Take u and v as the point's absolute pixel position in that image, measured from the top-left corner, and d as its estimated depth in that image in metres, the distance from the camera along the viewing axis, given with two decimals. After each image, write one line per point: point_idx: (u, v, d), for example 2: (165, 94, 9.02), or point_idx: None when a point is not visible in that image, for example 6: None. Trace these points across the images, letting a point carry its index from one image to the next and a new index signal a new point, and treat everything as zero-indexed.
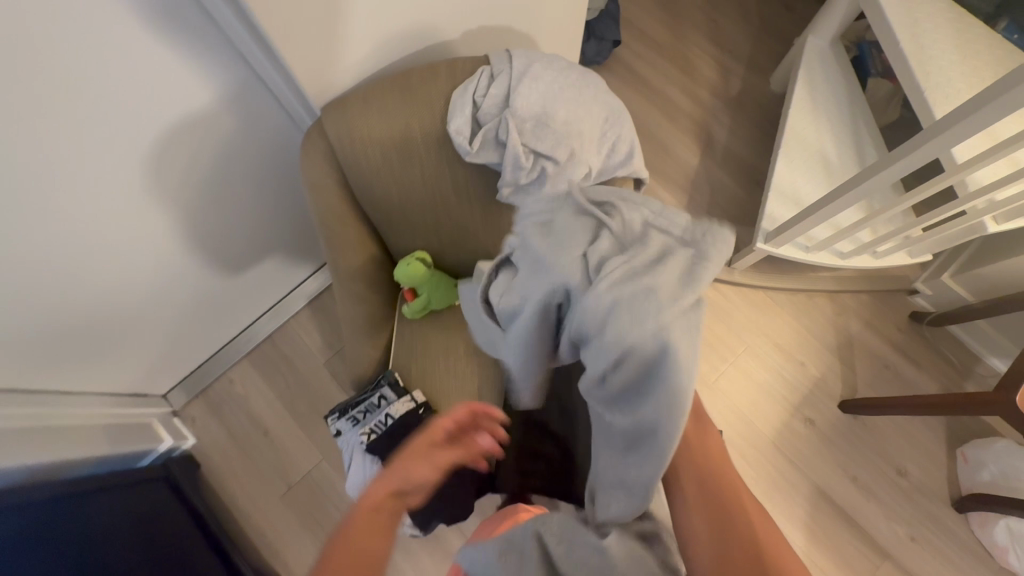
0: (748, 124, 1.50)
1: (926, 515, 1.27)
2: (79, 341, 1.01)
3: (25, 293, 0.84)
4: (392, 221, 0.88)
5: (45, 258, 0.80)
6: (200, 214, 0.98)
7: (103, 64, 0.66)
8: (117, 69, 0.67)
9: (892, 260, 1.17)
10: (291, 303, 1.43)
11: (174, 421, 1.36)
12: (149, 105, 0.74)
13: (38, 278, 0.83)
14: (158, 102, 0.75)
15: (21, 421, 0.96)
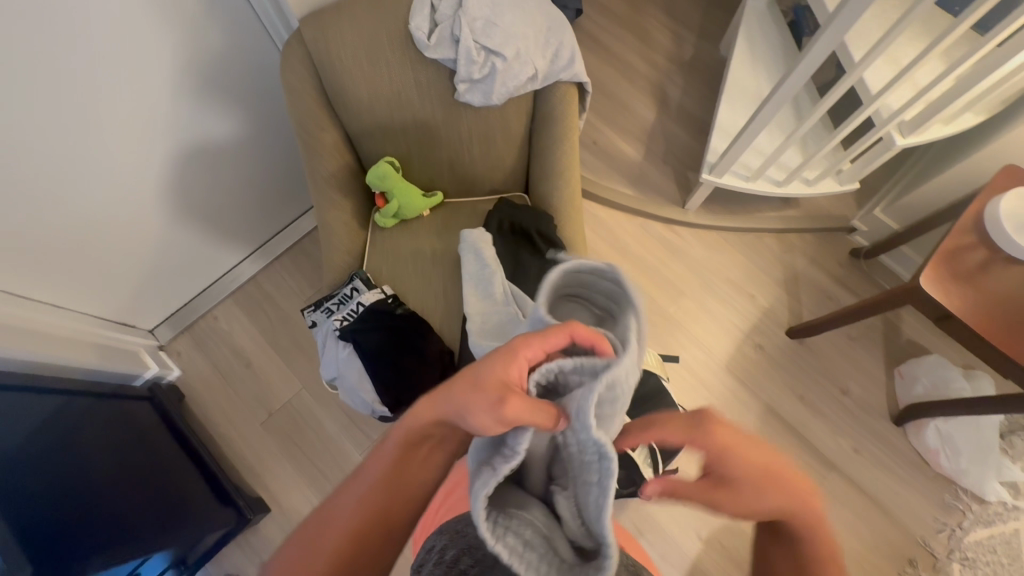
0: (699, 84, 1.64)
1: (867, 429, 1.36)
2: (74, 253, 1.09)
3: (27, 188, 0.92)
4: (365, 129, 0.97)
5: (44, 142, 0.89)
6: (187, 126, 1.07)
7: None
8: None
9: (821, 187, 1.30)
10: (275, 246, 1.52)
11: (160, 353, 1.42)
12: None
13: (40, 172, 0.91)
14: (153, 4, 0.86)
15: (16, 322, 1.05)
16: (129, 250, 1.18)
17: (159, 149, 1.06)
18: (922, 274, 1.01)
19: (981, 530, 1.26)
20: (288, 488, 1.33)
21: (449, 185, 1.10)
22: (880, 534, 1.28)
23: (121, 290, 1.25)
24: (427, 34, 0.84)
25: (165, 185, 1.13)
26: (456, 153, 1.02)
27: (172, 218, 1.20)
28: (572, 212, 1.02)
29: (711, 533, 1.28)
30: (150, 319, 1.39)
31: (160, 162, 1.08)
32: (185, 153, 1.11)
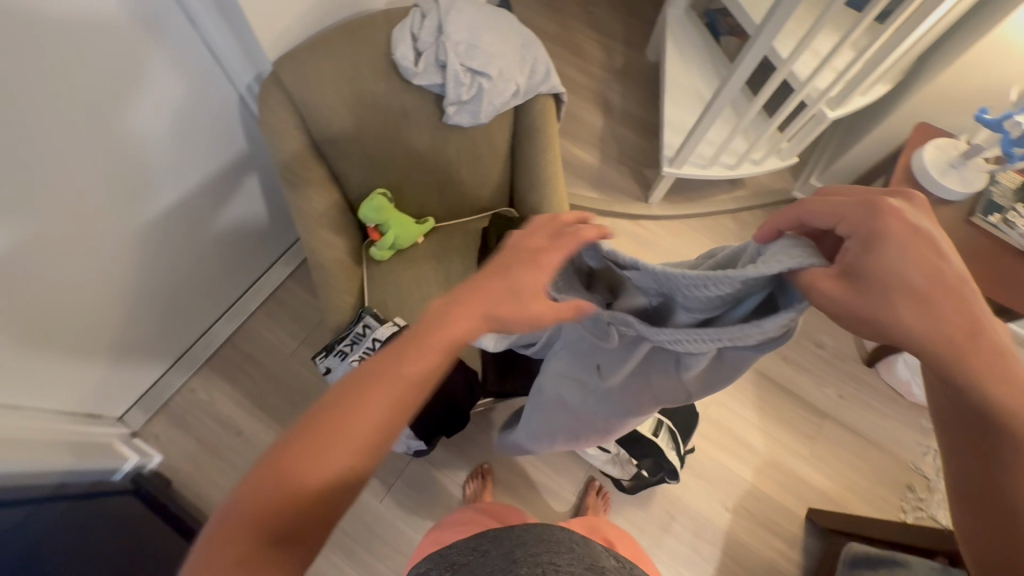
0: (636, 88, 1.76)
1: (845, 375, 1.49)
2: (46, 349, 0.98)
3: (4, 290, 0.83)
4: (351, 162, 0.97)
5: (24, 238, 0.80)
6: (163, 194, 1.01)
7: (81, 27, 0.72)
8: (93, 32, 0.73)
9: (768, 166, 1.42)
10: (247, 304, 1.44)
11: (135, 441, 1.29)
12: (118, 64, 0.79)
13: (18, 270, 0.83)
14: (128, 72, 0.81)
15: None
16: (98, 332, 1.07)
17: (134, 223, 0.99)
18: None
19: None
20: None
21: (439, 209, 1.10)
22: (878, 468, 1.40)
23: (89, 378, 1.13)
24: (411, 67, 0.86)
25: (136, 256, 1.04)
26: (444, 175, 1.03)
27: (140, 289, 1.10)
28: None
29: (736, 502, 1.34)
30: (119, 404, 1.26)
31: (135, 236, 1.01)
32: (162, 224, 1.05)
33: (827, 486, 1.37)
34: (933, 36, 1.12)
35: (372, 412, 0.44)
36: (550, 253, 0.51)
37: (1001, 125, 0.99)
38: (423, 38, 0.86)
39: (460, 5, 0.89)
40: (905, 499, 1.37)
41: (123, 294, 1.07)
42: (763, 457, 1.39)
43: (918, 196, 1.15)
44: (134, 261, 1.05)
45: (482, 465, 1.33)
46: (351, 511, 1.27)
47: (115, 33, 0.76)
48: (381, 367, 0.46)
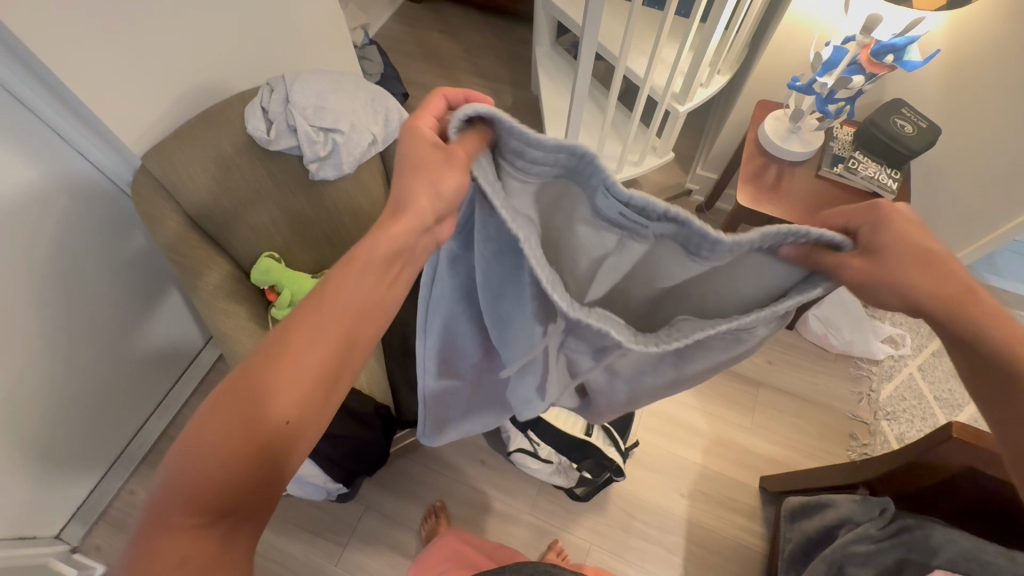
0: (527, 121, 1.90)
1: (771, 342, 1.55)
2: None
3: None
4: (232, 230, 1.03)
5: None
6: (61, 300, 1.04)
7: None
8: None
9: (648, 164, 1.53)
10: (179, 393, 1.46)
11: (76, 556, 1.26)
12: None
13: None
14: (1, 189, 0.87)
15: None
16: (19, 446, 1.07)
17: (37, 330, 1.02)
18: (738, 196, 1.23)
19: (888, 385, 1.48)
20: None
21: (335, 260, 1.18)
22: (819, 424, 1.43)
23: (15, 497, 1.11)
24: (265, 136, 0.94)
25: (43, 363, 1.05)
26: (329, 227, 1.11)
27: (56, 398, 1.11)
28: None
29: (690, 486, 1.35)
30: (54, 521, 1.24)
31: (40, 343, 1.03)
32: (65, 325, 1.07)
33: (774, 451, 1.40)
34: (749, 27, 1.27)
35: (294, 385, 0.42)
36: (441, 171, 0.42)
37: (811, 87, 1.12)
38: (272, 110, 0.95)
39: (303, 74, 0.99)
40: (851, 448, 1.40)
41: (40, 403, 1.08)
42: (708, 436, 1.41)
43: (772, 165, 1.26)
44: (45, 368, 1.06)
45: (435, 504, 1.32)
46: None
47: None
48: (282, 342, 0.43)
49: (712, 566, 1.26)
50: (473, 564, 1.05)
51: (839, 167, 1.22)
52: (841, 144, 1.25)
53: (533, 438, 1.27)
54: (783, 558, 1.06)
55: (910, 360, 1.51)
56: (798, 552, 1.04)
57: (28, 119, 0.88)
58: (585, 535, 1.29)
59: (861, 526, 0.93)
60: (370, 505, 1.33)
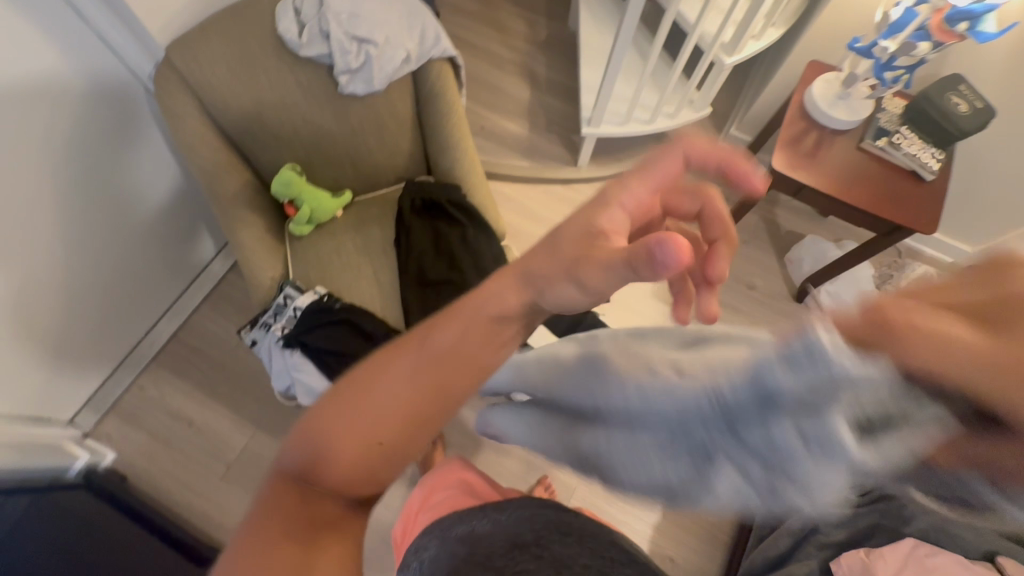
0: (563, 59, 1.82)
1: (779, 311, 1.56)
2: None
3: None
4: (252, 136, 0.99)
5: None
6: (85, 193, 1.04)
7: None
8: None
9: (682, 117, 1.48)
10: (189, 300, 1.47)
11: (88, 440, 1.31)
12: (20, 64, 0.84)
13: None
14: (30, 72, 0.86)
15: None
16: (38, 328, 1.08)
17: (64, 223, 1.03)
18: (772, 160, 1.21)
19: None
20: None
21: (354, 181, 1.14)
22: None
23: (36, 379, 1.16)
24: (294, 39, 0.91)
25: (63, 254, 1.06)
26: (349, 144, 1.07)
27: (71, 289, 1.12)
28: (475, 177, 1.12)
29: None
30: (67, 407, 1.28)
31: (66, 234, 1.04)
32: (87, 219, 1.08)
33: None
34: None
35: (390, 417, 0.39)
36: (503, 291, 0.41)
37: (871, 51, 1.05)
38: (306, 13, 0.92)
39: None
40: None
41: (60, 293, 1.10)
42: None
43: (812, 131, 1.23)
44: (69, 259, 1.08)
45: (432, 430, 1.37)
46: None
47: (8, 36, 0.81)
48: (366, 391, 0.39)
49: (690, 514, 1.33)
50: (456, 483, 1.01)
51: (882, 141, 1.18)
52: (889, 117, 1.21)
53: None
54: (756, 526, 1.09)
55: None
56: None
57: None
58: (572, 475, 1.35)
59: None
60: None
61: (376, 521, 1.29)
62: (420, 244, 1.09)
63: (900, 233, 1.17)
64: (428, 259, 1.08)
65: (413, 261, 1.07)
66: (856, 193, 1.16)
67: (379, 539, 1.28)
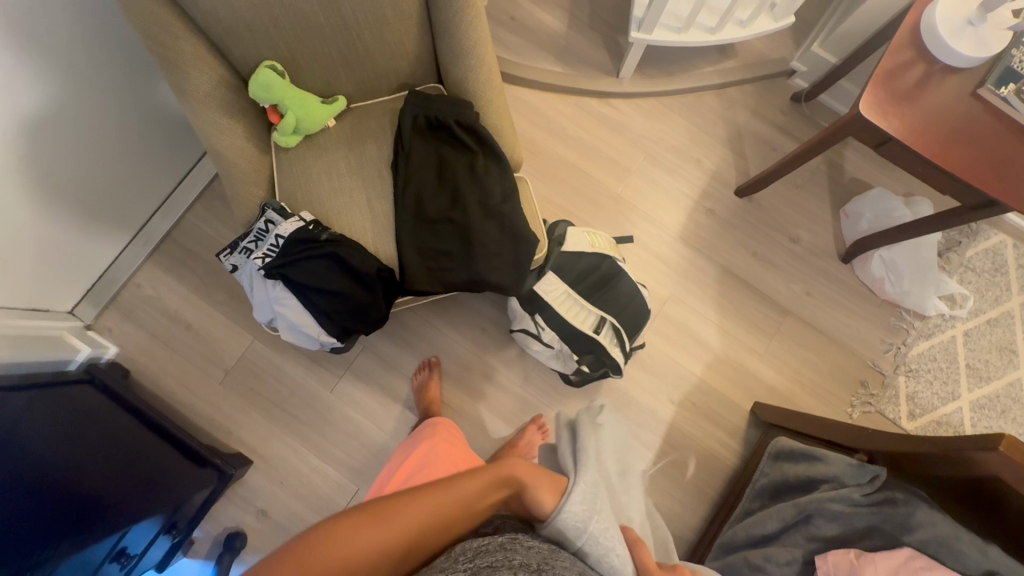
0: None
1: (820, 271, 1.41)
2: None
3: None
4: (224, 23, 0.82)
5: None
6: (36, 74, 0.90)
7: None
8: None
9: (756, 28, 1.21)
10: (182, 196, 1.38)
11: (89, 333, 1.32)
12: None
13: None
14: None
15: None
16: (29, 230, 1.03)
17: (28, 113, 0.92)
18: (862, 98, 0.97)
19: (924, 343, 1.37)
20: (264, 437, 1.31)
21: (349, 86, 0.97)
22: (832, 364, 1.37)
23: (29, 275, 1.12)
24: None
25: (35, 146, 0.96)
26: (343, 41, 0.89)
27: (39, 168, 0.99)
28: (490, 93, 0.94)
29: (682, 396, 1.34)
30: (65, 299, 1.27)
31: (32, 126, 0.94)
32: (53, 106, 0.96)
33: (777, 381, 1.36)
34: None
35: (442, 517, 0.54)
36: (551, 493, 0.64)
37: None
38: None
39: None
40: (856, 395, 1.35)
41: (44, 191, 1.03)
42: (715, 352, 1.36)
43: (918, 64, 0.98)
44: (47, 155, 0.99)
45: (430, 358, 1.34)
46: (303, 396, 1.33)
47: None
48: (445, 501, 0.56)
49: (681, 468, 1.31)
50: (453, 444, 0.86)
51: (1007, 89, 0.95)
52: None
53: (538, 321, 1.19)
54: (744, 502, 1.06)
55: (960, 323, 1.38)
56: (768, 488, 1.05)
57: None
58: (567, 417, 1.33)
59: (845, 488, 0.93)
60: (367, 347, 1.35)
61: (368, 439, 1.32)
62: (422, 169, 0.95)
63: (994, 208, 0.98)
64: (428, 187, 0.95)
65: (411, 188, 0.94)
66: (954, 152, 0.95)
67: (370, 455, 1.31)
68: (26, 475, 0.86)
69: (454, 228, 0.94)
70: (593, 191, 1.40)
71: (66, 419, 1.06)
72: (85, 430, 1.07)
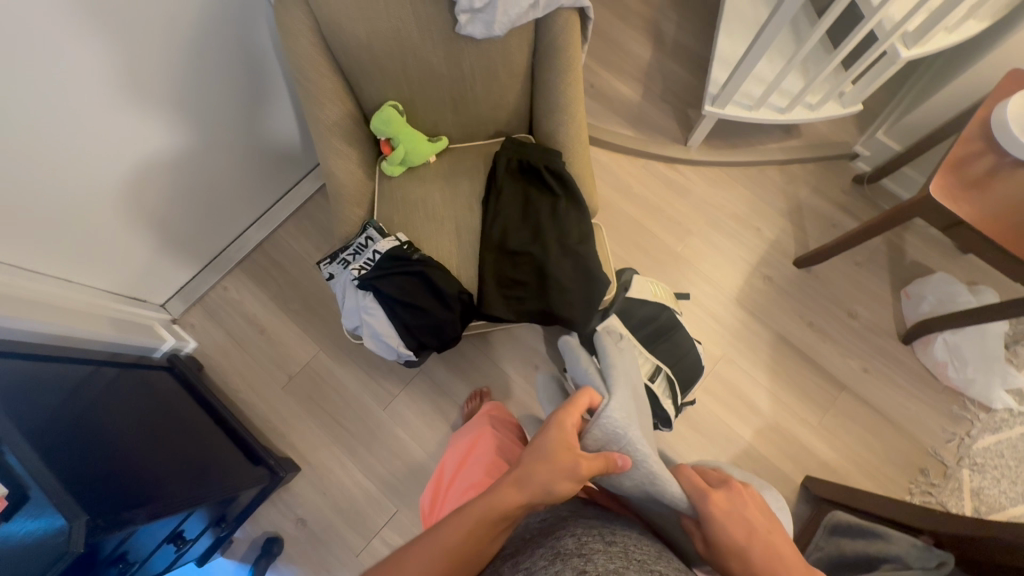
0: (696, 21, 1.63)
1: (878, 349, 1.40)
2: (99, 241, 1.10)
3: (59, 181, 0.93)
4: (362, 67, 0.96)
5: (76, 134, 0.90)
6: (194, 100, 1.05)
7: None
8: None
9: (824, 113, 1.29)
10: (278, 213, 1.52)
11: (175, 326, 1.43)
12: None
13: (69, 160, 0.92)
14: None
15: (49, 307, 1.06)
16: (145, 227, 1.17)
17: (177, 129, 1.07)
18: (930, 184, 1.02)
19: (990, 437, 1.31)
20: (314, 446, 1.36)
21: (453, 127, 1.09)
22: (890, 446, 1.33)
23: (138, 265, 1.25)
24: None
25: (173, 157, 1.11)
26: (456, 89, 1.01)
27: (171, 175, 1.14)
28: (579, 146, 1.03)
29: (731, 459, 1.32)
30: (162, 292, 1.39)
31: (175, 140, 1.09)
32: (198, 126, 1.11)
33: (829, 456, 1.32)
34: None
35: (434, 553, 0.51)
36: (566, 479, 0.55)
37: None
38: None
39: None
40: (915, 482, 1.29)
41: (169, 197, 1.17)
42: (766, 419, 1.35)
43: (987, 155, 1.03)
44: (179, 166, 1.14)
45: (481, 389, 1.38)
46: (356, 410, 1.38)
47: None
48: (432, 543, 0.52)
49: None
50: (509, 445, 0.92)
51: None
52: None
53: None
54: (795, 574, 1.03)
55: None
56: (823, 563, 1.01)
57: None
58: None
59: (909, 570, 0.89)
60: (422, 370, 1.41)
61: (412, 461, 1.34)
62: (509, 206, 1.04)
63: None
64: (513, 223, 1.03)
65: (497, 222, 1.03)
66: None
67: (412, 477, 1.33)
68: (114, 445, 0.94)
69: (532, 263, 1.01)
70: (653, 247, 1.47)
71: (150, 399, 1.14)
72: (164, 412, 1.14)
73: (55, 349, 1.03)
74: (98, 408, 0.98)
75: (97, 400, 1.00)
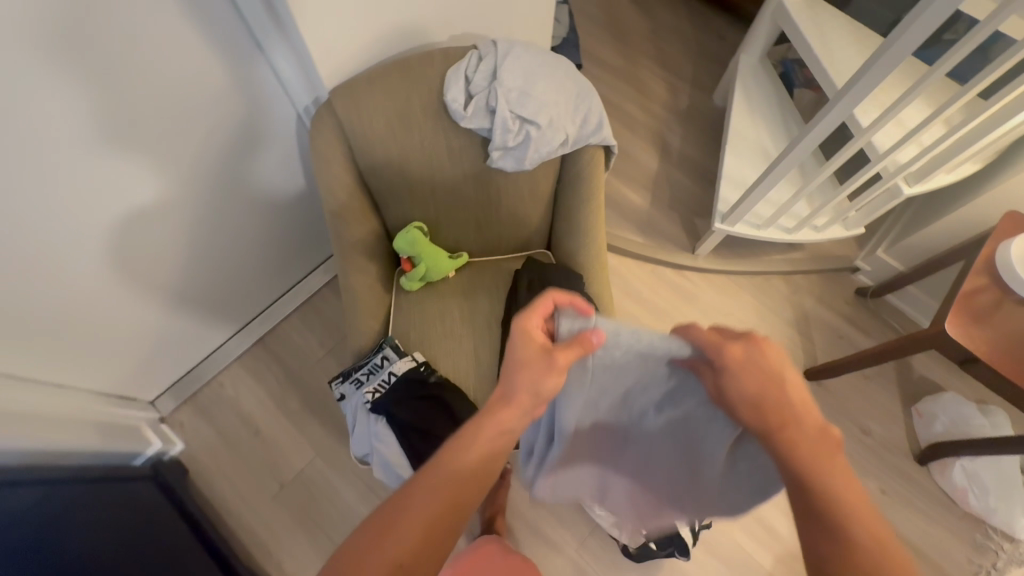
0: (699, 135, 1.72)
1: (894, 469, 1.36)
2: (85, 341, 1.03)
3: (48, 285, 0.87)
4: (390, 188, 0.96)
5: (76, 241, 0.86)
6: (209, 204, 1.02)
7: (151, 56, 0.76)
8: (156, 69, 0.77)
9: (829, 234, 1.34)
10: (283, 306, 1.48)
11: (162, 426, 1.34)
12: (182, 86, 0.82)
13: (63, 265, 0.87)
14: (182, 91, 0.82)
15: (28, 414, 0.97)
16: (137, 326, 1.11)
17: (188, 231, 1.03)
18: (947, 320, 1.03)
19: (1017, 570, 1.25)
20: (303, 566, 1.24)
21: (475, 243, 1.09)
22: None
23: (129, 363, 1.18)
24: (460, 110, 0.87)
25: (179, 258, 1.06)
26: (481, 210, 1.02)
27: (173, 276, 1.08)
28: (600, 269, 1.04)
29: None
30: (152, 390, 1.32)
31: (183, 241, 1.04)
32: (210, 228, 1.07)
33: None
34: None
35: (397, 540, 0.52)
36: (548, 374, 0.57)
37: None
38: (471, 82, 0.88)
39: (513, 54, 0.89)
40: None
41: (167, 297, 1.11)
42: (786, 544, 1.28)
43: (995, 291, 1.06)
44: (182, 266, 1.08)
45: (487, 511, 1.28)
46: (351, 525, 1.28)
47: (178, 69, 0.80)
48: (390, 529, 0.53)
49: None
50: None
51: None
52: None
53: None
54: None
55: None
56: None
57: (235, 26, 0.82)
58: None
59: None
60: None
61: None
62: None
63: None
64: None
65: None
66: None
67: None
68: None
69: None
70: None
71: (133, 516, 1.05)
72: (148, 531, 1.04)
73: (37, 463, 0.94)
74: (82, 532, 0.89)
75: (83, 524, 0.91)
